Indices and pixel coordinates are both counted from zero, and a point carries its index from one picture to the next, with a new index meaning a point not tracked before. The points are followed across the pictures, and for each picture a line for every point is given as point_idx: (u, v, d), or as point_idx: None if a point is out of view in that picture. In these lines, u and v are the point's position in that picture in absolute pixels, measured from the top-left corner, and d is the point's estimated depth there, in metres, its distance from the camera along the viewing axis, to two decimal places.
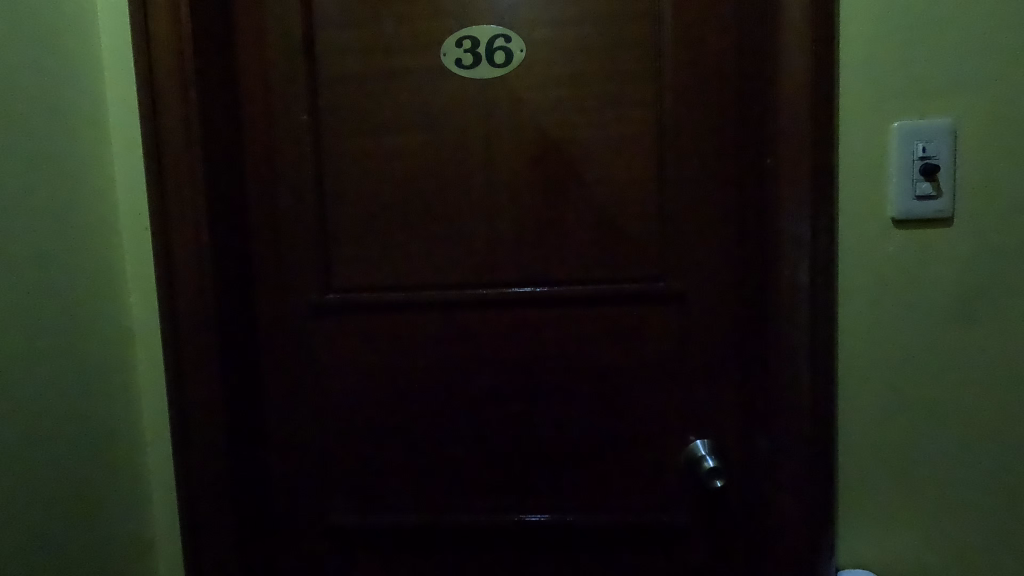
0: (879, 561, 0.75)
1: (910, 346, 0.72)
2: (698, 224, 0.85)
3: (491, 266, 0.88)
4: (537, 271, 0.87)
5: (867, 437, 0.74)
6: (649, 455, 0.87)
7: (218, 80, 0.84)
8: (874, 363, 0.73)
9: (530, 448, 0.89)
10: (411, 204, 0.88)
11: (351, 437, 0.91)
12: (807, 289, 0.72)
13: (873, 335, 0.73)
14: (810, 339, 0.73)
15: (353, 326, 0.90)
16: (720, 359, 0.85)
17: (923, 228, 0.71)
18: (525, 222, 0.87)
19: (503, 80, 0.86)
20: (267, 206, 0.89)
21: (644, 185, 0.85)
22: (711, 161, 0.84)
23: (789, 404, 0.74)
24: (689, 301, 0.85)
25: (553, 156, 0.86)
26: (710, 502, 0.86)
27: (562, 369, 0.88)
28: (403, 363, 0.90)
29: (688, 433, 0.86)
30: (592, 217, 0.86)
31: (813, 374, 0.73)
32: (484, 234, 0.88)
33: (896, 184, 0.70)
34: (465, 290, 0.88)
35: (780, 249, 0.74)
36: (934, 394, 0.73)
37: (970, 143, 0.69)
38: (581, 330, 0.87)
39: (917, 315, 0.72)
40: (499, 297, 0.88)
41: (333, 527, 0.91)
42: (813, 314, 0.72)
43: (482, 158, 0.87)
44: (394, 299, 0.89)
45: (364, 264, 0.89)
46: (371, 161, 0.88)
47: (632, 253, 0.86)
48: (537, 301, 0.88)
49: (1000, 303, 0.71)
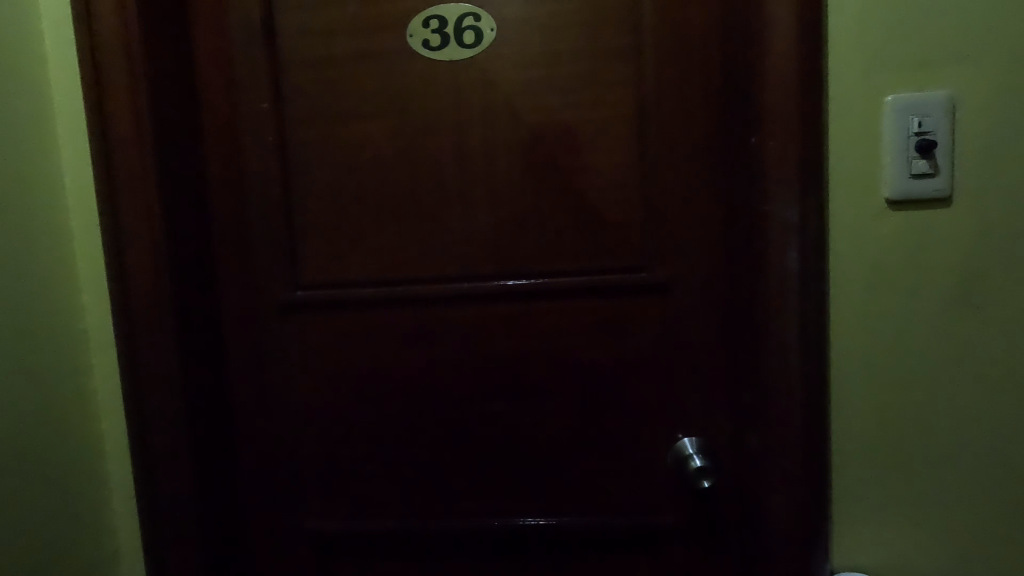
0: (875, 564, 0.71)
1: (906, 337, 0.68)
2: (682, 210, 0.80)
3: (465, 259, 0.84)
4: (514, 264, 0.83)
5: (861, 431, 0.70)
6: (635, 455, 0.83)
7: (172, 67, 0.79)
8: (869, 355, 0.69)
9: (511, 448, 0.85)
10: (381, 194, 0.84)
11: (326, 440, 0.87)
12: (797, 277, 0.68)
13: (867, 324, 0.68)
14: (799, 331, 0.68)
15: (323, 325, 0.86)
16: (707, 353, 0.81)
17: (921, 208, 0.66)
18: (501, 213, 0.83)
19: (473, 62, 0.81)
20: (229, 200, 0.85)
21: (624, 171, 0.80)
22: (693, 141, 0.79)
23: (779, 399, 0.70)
24: (672, 292, 0.81)
25: (527, 140, 0.81)
26: (699, 502, 0.82)
27: (542, 365, 0.84)
28: (375, 363, 0.86)
29: (676, 431, 0.82)
30: (570, 207, 0.82)
31: (805, 367, 0.69)
32: (457, 227, 0.83)
33: (891, 163, 0.66)
34: (438, 286, 0.84)
35: (768, 234, 0.69)
36: (931, 387, 0.69)
37: (968, 116, 0.65)
38: (559, 324, 0.83)
39: (916, 299, 0.68)
40: (474, 292, 0.84)
41: (310, 535, 0.88)
42: (803, 305, 0.68)
43: (454, 143, 0.82)
44: (365, 296, 0.85)
45: (332, 260, 0.85)
46: (337, 152, 0.84)
47: (613, 243, 0.81)
48: (515, 295, 0.83)
49: (1001, 288, 0.67)
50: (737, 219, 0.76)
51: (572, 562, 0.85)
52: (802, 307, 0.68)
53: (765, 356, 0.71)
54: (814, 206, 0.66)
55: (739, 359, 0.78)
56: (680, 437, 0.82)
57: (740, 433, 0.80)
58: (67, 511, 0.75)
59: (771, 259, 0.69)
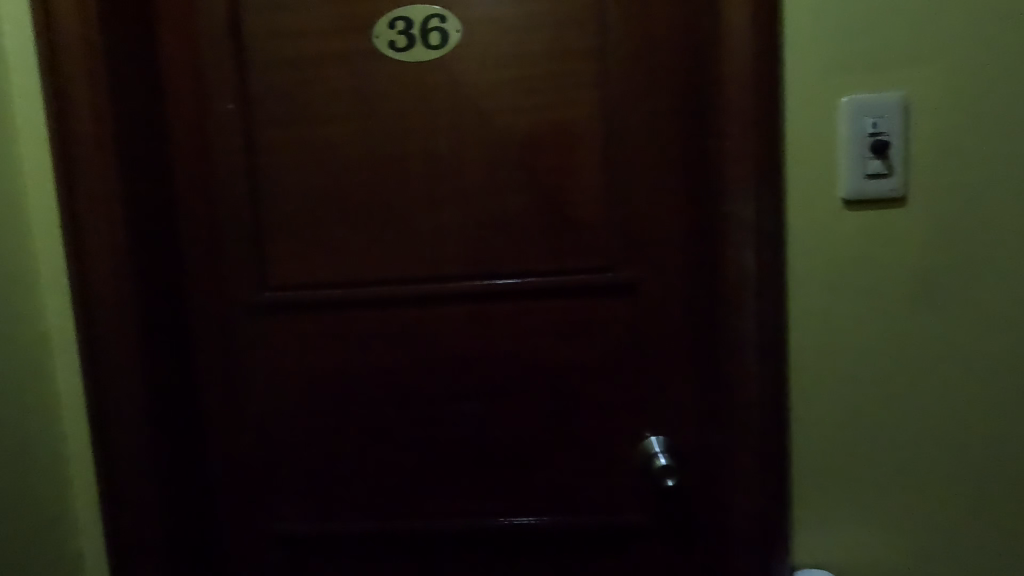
0: (835, 560, 0.72)
1: (863, 335, 0.69)
2: (646, 210, 0.80)
3: (433, 260, 0.84)
4: (481, 264, 0.83)
5: (821, 428, 0.71)
6: (602, 454, 0.83)
7: (135, 68, 0.79)
8: (827, 353, 0.69)
9: (479, 449, 0.85)
10: (348, 195, 0.84)
11: (294, 441, 0.87)
12: (755, 277, 0.68)
13: (824, 322, 0.69)
14: (758, 330, 0.69)
15: (290, 326, 0.86)
16: (673, 352, 0.81)
17: (877, 208, 0.67)
18: (468, 214, 0.83)
19: (439, 63, 0.81)
20: (195, 201, 0.85)
21: (590, 172, 0.81)
22: (658, 142, 0.79)
23: (739, 398, 0.71)
24: (638, 291, 0.81)
25: (493, 141, 0.82)
26: (666, 501, 0.83)
27: (509, 365, 0.84)
28: (344, 364, 0.86)
29: (643, 430, 0.83)
30: (537, 207, 0.82)
31: (764, 365, 0.69)
32: (425, 228, 0.83)
33: (846, 163, 0.66)
34: (406, 286, 0.84)
35: (728, 234, 0.70)
36: (888, 385, 0.69)
37: (921, 117, 0.65)
38: (526, 324, 0.83)
39: (871, 298, 0.68)
40: (442, 292, 0.84)
41: (278, 536, 0.88)
42: (761, 304, 0.69)
43: (421, 144, 0.83)
44: (332, 297, 0.85)
45: (299, 261, 0.85)
46: (304, 153, 0.84)
47: (579, 244, 0.82)
48: (483, 295, 0.84)
49: (954, 287, 0.67)
50: (700, 219, 0.77)
51: (541, 562, 0.86)
52: (761, 306, 0.69)
53: (726, 355, 0.71)
54: (772, 206, 0.67)
55: (704, 358, 0.78)
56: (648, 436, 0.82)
57: (706, 432, 0.80)
58: (27, 515, 0.74)
59: (731, 258, 0.70)
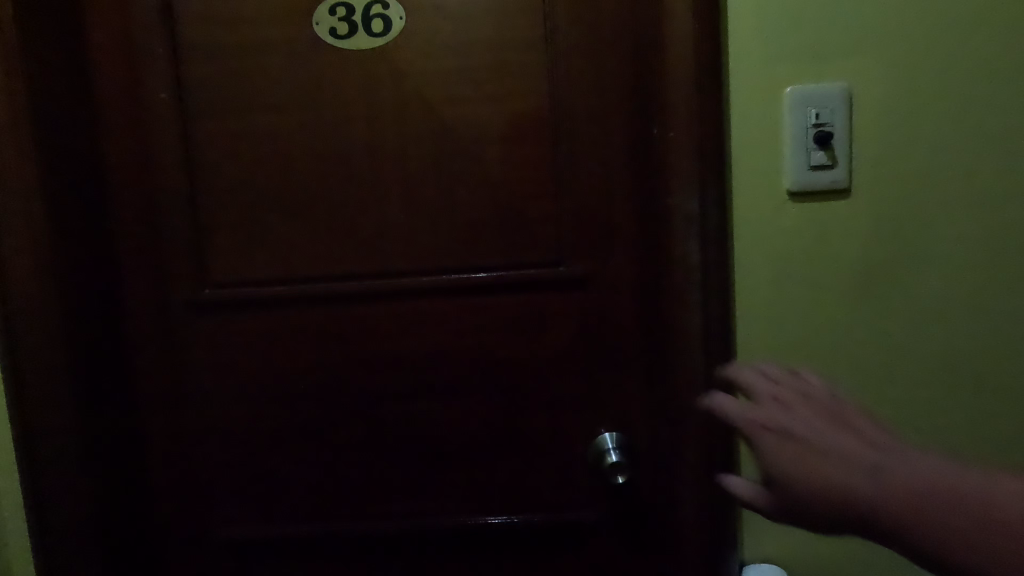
0: (783, 553, 0.72)
1: (808, 327, 0.68)
2: (596, 203, 0.79)
3: (379, 256, 0.81)
4: (429, 259, 0.81)
5: None
6: (555, 452, 0.82)
7: (58, 55, 0.75)
8: (772, 346, 0.69)
9: (430, 448, 0.83)
10: (290, 189, 0.81)
11: (239, 444, 0.84)
12: (699, 270, 0.67)
13: (770, 315, 0.68)
14: (704, 325, 0.68)
15: (233, 325, 0.83)
16: (625, 348, 0.80)
17: (821, 199, 0.66)
18: (413, 208, 0.80)
19: (382, 51, 0.79)
20: (130, 196, 0.81)
21: (539, 164, 0.79)
22: (607, 133, 0.78)
23: (685, 393, 0.70)
24: (589, 286, 0.80)
25: (440, 133, 0.79)
26: (619, 498, 0.82)
27: (460, 363, 0.82)
28: (289, 363, 0.83)
29: (596, 426, 0.81)
30: (485, 201, 0.80)
31: (710, 360, 0.68)
32: (370, 223, 0.81)
33: (790, 155, 0.65)
34: (352, 283, 0.82)
35: (672, 226, 0.68)
36: (832, 377, 0.69)
37: (864, 108, 0.65)
38: (477, 321, 0.81)
39: (832, 297, 0.68)
40: (389, 289, 0.81)
41: (224, 542, 0.85)
42: (707, 298, 0.68)
43: (365, 136, 0.80)
44: (276, 295, 0.82)
45: (240, 258, 0.82)
46: (243, 145, 0.80)
47: (528, 238, 0.80)
48: (431, 292, 0.81)
49: (896, 278, 0.67)
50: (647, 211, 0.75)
51: (495, 561, 0.84)
52: (705, 299, 0.68)
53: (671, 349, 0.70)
54: (715, 198, 0.66)
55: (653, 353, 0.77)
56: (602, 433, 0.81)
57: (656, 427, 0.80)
58: None
59: (674, 251, 0.69)
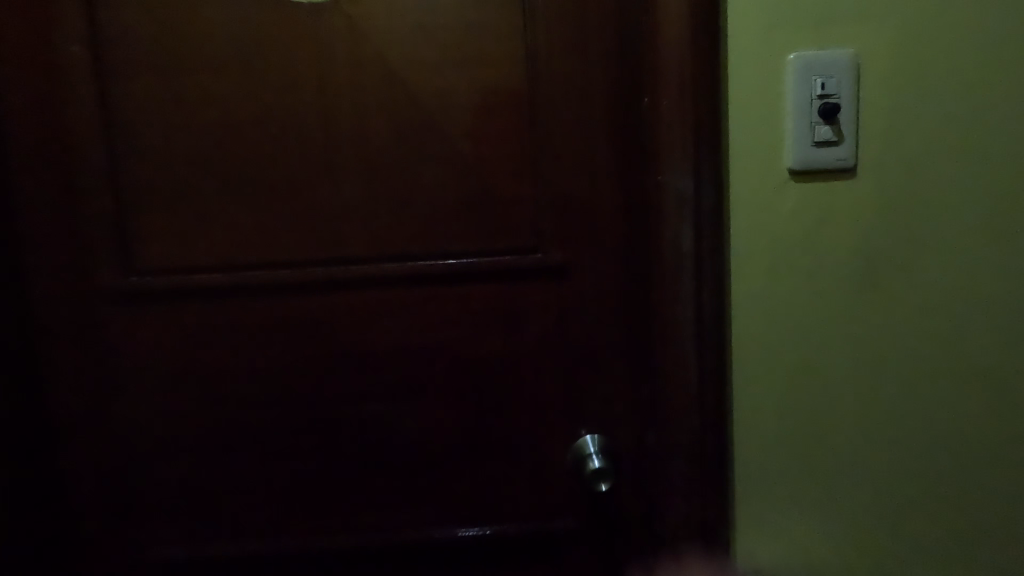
0: (776, 561, 0.66)
1: (806, 318, 0.63)
2: (577, 183, 0.71)
3: (334, 240, 0.72)
4: (390, 245, 0.72)
5: (760, 421, 0.64)
6: (531, 456, 0.75)
7: None
8: (766, 339, 0.63)
9: (394, 455, 0.75)
10: (230, 162, 0.70)
11: (174, 453, 0.74)
12: (691, 256, 0.61)
13: (765, 306, 0.62)
14: (696, 316, 0.62)
15: (164, 318, 0.73)
16: (608, 342, 0.73)
17: (825, 179, 0.60)
18: (373, 186, 0.71)
19: (335, 5, 0.69)
20: (38, 167, 0.70)
21: (514, 139, 0.71)
22: (590, 105, 0.70)
23: (674, 393, 0.64)
24: (569, 274, 0.73)
25: (403, 101, 0.70)
26: (601, 505, 0.75)
27: (426, 360, 0.74)
28: (232, 361, 0.73)
29: (576, 428, 0.75)
30: (454, 179, 0.71)
31: (703, 357, 0.62)
32: (324, 203, 0.71)
33: (792, 129, 0.59)
34: (303, 270, 0.72)
35: (662, 208, 0.61)
36: (829, 371, 0.63)
37: (871, 78, 0.59)
38: (444, 313, 0.73)
39: (842, 331, 0.63)
40: (345, 276, 0.72)
41: (159, 563, 0.75)
42: (699, 288, 0.61)
43: (316, 102, 0.70)
44: (214, 283, 0.72)
45: (172, 241, 0.71)
46: (173, 110, 0.70)
47: (503, 221, 0.72)
48: (393, 281, 0.73)
49: (900, 263, 0.62)
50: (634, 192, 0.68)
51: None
52: (697, 289, 0.61)
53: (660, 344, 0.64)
54: (711, 176, 0.59)
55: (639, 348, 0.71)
56: (584, 435, 0.74)
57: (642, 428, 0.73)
58: None
59: (665, 235, 0.62)
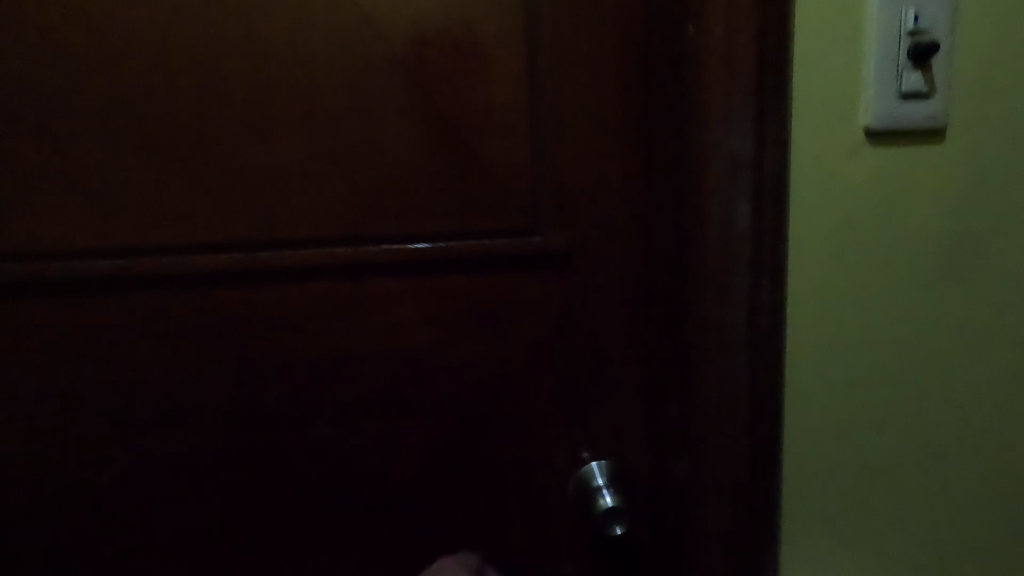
0: None
1: (879, 315, 0.49)
2: (585, 144, 0.55)
3: (267, 214, 0.55)
4: (341, 222, 0.55)
5: (819, 447, 0.50)
6: (525, 486, 0.61)
7: None
8: (829, 344, 0.49)
9: (353, 485, 0.60)
10: (123, 109, 0.53)
11: (73, 485, 0.59)
12: (748, 243, 0.46)
13: (829, 301, 0.48)
14: (747, 318, 0.47)
15: (49, 315, 0.56)
16: (620, 346, 0.59)
17: (908, 143, 0.47)
18: (315, 144, 0.54)
19: None
20: None
21: (504, 83, 0.54)
22: (603, 41, 0.54)
23: (717, 419, 0.49)
24: (573, 262, 0.57)
25: (354, 27, 0.52)
26: (610, 546, 0.61)
27: (393, 369, 0.58)
28: (142, 370, 0.57)
29: (580, 452, 0.60)
30: (425, 138, 0.54)
31: (757, 372, 0.48)
32: (252, 167, 0.54)
33: (873, 74, 0.45)
34: (229, 253, 0.55)
35: (710, 177, 0.45)
36: (906, 381, 0.50)
37: (974, 12, 0.46)
38: (416, 309, 0.58)
39: (930, 380, 0.50)
40: (284, 262, 0.55)
41: None
42: (751, 281, 0.46)
43: (238, 27, 0.52)
44: (110, 270, 0.55)
45: (53, 214, 0.54)
46: (42, 35, 0.51)
47: (487, 192, 0.55)
48: (345, 268, 0.56)
49: (998, 243, 0.48)
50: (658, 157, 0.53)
51: None
52: (753, 283, 0.47)
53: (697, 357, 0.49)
54: (776, 134, 0.44)
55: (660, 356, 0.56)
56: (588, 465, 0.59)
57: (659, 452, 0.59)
58: None
59: (711, 214, 0.46)
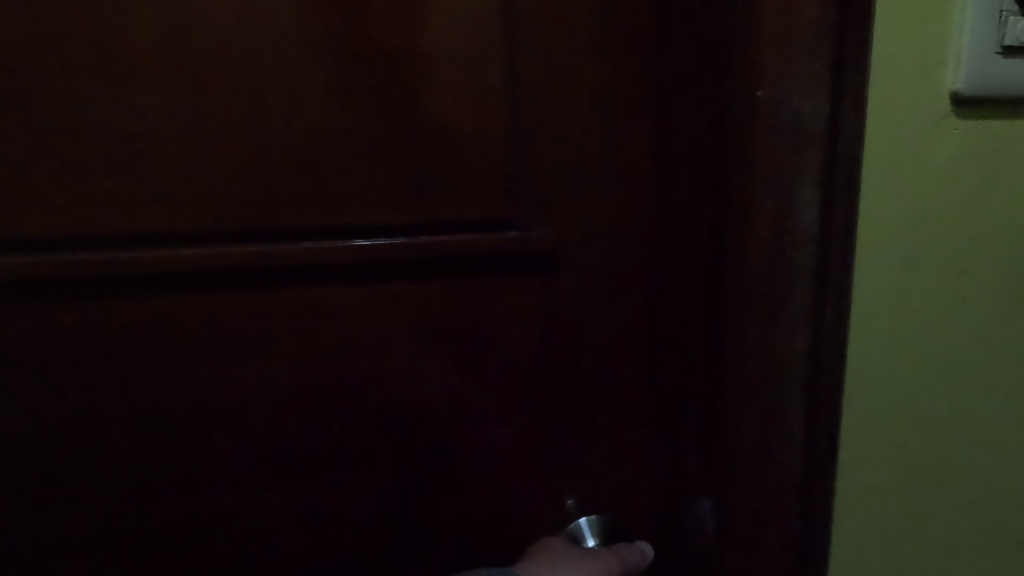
0: None
1: (966, 345, 0.37)
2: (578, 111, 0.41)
3: (119, 197, 0.37)
4: (235, 209, 0.39)
5: (884, 516, 0.38)
6: (496, 553, 0.47)
7: None
8: (905, 383, 0.37)
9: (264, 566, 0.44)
10: None
11: None
12: (812, 243, 0.33)
13: (908, 328, 0.36)
14: (804, 348, 0.35)
15: None
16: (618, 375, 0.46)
17: (1003, 116, 0.35)
18: (190, 97, 0.37)
19: None
20: None
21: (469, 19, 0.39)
22: None
23: (755, 478, 0.37)
24: (560, 266, 0.44)
25: None
26: None
27: (316, 411, 0.43)
28: None
29: (566, 507, 0.47)
30: (357, 92, 0.39)
31: (814, 418, 0.36)
32: (91, 124, 0.36)
33: (972, 16, 0.33)
34: (55, 255, 0.37)
35: (765, 152, 0.32)
36: (994, 427, 0.38)
37: None
38: (347, 330, 0.42)
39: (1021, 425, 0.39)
40: (143, 269, 0.38)
41: None
42: (811, 301, 0.34)
43: None
44: None
45: None
46: None
47: (446, 172, 0.41)
48: (240, 276, 0.40)
49: None
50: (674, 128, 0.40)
51: None
52: (815, 301, 0.34)
53: (733, 401, 0.36)
54: (854, 95, 0.32)
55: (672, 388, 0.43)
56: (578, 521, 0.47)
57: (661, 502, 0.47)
58: None
59: (765, 203, 0.33)
